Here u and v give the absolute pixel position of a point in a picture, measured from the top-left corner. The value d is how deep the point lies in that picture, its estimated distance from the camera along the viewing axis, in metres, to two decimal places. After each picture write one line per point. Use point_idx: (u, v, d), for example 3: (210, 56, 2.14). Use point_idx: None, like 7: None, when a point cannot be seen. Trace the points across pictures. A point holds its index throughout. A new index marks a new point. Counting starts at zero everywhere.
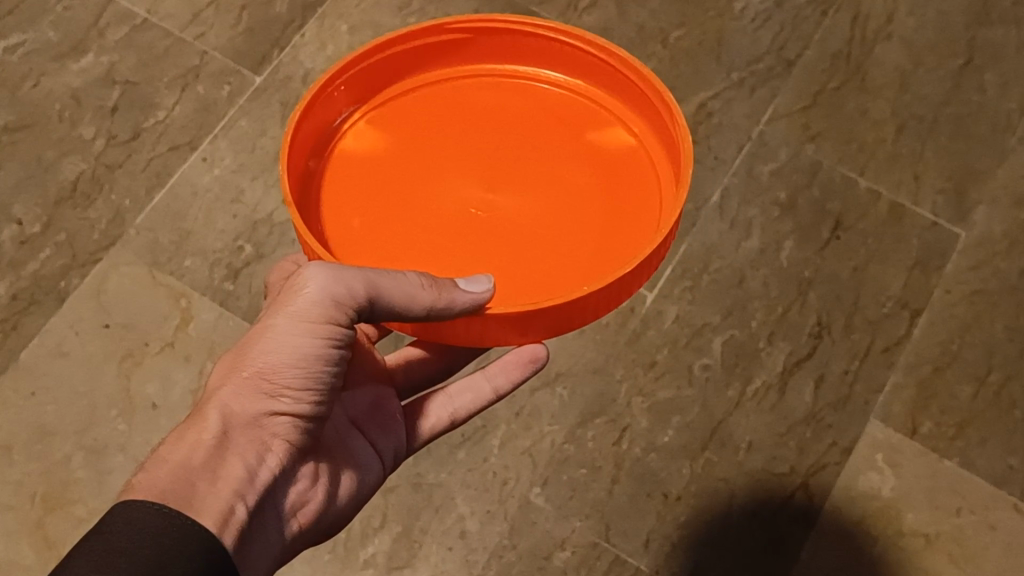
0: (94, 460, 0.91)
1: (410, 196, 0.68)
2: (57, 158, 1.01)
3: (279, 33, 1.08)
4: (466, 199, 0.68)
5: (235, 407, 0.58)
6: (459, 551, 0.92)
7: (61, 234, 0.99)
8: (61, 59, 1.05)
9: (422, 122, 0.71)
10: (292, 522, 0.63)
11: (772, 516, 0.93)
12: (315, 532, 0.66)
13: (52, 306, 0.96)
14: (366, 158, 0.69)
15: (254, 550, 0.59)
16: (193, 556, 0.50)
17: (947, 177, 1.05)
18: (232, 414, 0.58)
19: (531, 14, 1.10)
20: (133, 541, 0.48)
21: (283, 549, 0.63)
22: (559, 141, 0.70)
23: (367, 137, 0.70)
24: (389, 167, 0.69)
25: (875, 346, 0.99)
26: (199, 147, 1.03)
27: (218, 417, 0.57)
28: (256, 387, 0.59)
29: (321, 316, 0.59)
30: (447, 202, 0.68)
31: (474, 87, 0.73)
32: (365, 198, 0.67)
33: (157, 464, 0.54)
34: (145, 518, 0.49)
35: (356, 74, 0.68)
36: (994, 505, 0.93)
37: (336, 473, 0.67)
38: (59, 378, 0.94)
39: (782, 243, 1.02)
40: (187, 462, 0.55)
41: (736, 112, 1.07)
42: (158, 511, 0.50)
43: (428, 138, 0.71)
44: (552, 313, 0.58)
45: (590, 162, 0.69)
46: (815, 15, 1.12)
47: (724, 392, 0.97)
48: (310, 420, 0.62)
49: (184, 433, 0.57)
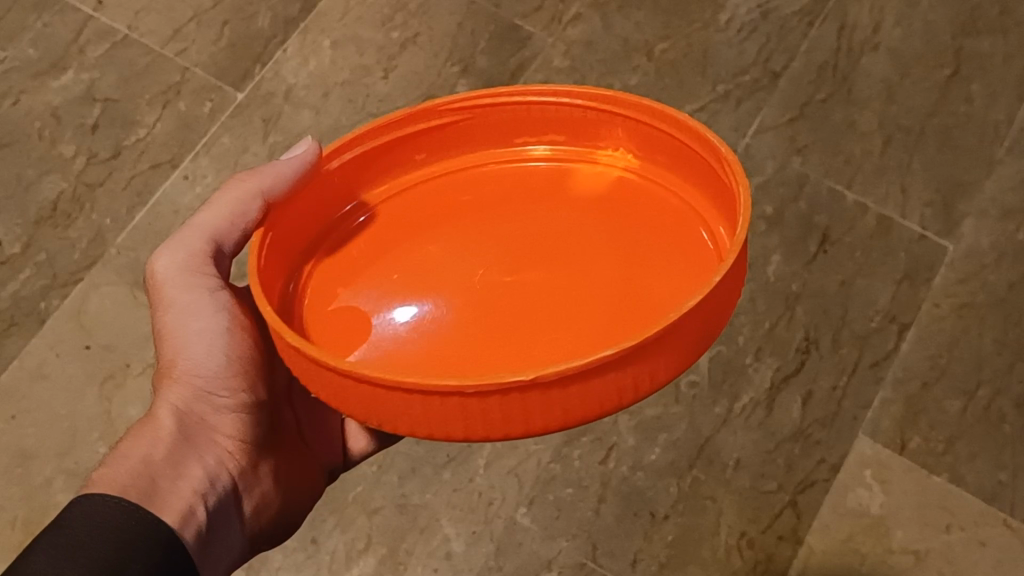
0: (75, 483, 0.91)
1: (425, 231, 0.59)
2: (37, 177, 1.00)
3: (260, 49, 1.06)
4: (478, 273, 0.56)
5: (178, 408, 0.60)
6: (445, 572, 0.92)
7: (41, 254, 0.98)
8: (41, 77, 1.04)
9: (592, 196, 0.58)
10: (260, 519, 0.64)
11: (760, 534, 0.93)
12: (280, 529, 0.67)
13: (33, 328, 0.96)
14: (512, 186, 0.60)
15: (224, 547, 0.60)
16: (154, 548, 0.49)
17: (934, 189, 1.04)
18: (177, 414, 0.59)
19: (515, 27, 1.08)
20: (91, 534, 0.47)
21: (249, 546, 0.63)
22: (610, 281, 0.53)
23: (565, 173, 0.60)
24: (504, 203, 0.59)
25: (863, 361, 0.98)
26: (181, 165, 1.02)
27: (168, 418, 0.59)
28: (190, 380, 0.60)
29: (199, 288, 0.61)
30: (461, 263, 0.56)
31: (665, 204, 0.57)
32: (437, 205, 0.60)
33: (115, 462, 0.55)
34: (104, 511, 0.48)
35: (563, 112, 0.59)
36: (983, 521, 0.93)
37: (295, 471, 0.68)
38: (40, 402, 0.94)
39: (769, 257, 1.02)
40: (145, 458, 0.55)
41: (721, 124, 1.06)
42: (117, 504, 0.49)
43: (567, 209, 0.58)
44: (320, 375, 0.45)
45: (593, 312, 0.51)
46: (801, 26, 1.10)
47: (711, 409, 0.96)
48: (255, 410, 0.63)
49: (136, 436, 0.57)
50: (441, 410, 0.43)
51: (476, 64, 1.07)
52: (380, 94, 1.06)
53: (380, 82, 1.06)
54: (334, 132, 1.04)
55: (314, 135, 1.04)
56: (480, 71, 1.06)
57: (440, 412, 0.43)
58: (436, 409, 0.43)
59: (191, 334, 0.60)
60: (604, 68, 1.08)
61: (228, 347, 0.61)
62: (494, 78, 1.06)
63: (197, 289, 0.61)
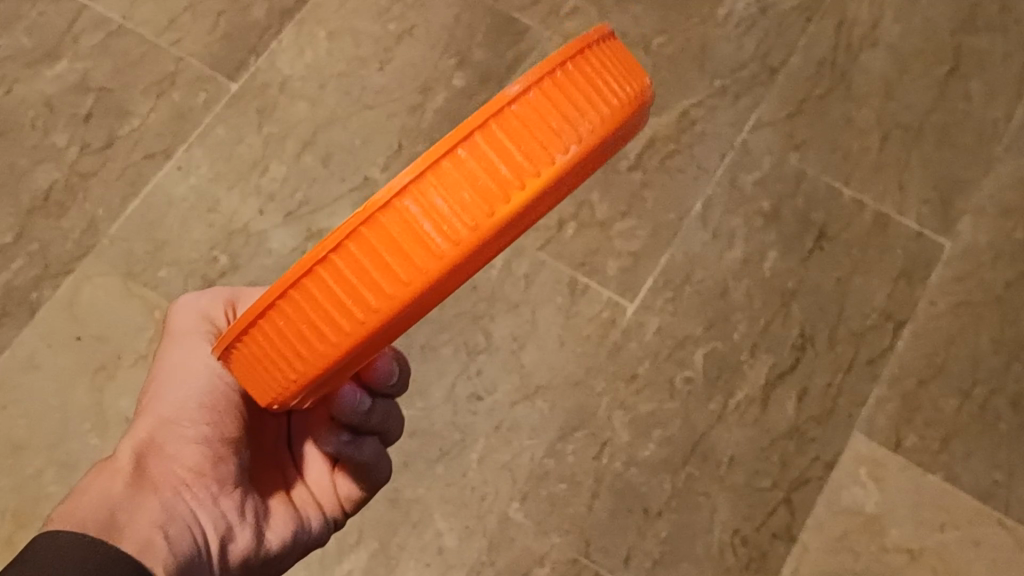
0: (66, 475, 0.91)
1: None
2: (30, 167, 0.99)
3: (255, 39, 1.05)
4: None
5: (144, 443, 0.60)
6: (436, 567, 0.91)
7: (33, 244, 0.97)
8: (35, 66, 1.03)
9: None
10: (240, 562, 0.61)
11: (754, 532, 0.92)
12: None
13: (24, 318, 0.95)
14: None
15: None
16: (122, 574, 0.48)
17: (932, 187, 1.04)
18: (141, 449, 0.60)
19: (512, 19, 1.07)
20: (55, 564, 0.46)
21: None
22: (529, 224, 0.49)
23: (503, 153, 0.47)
24: None
25: (859, 358, 0.98)
26: (174, 155, 1.01)
27: (130, 454, 0.59)
28: (162, 416, 0.61)
29: (185, 337, 0.64)
30: None
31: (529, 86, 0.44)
32: None
33: (76, 497, 0.54)
34: (67, 546, 0.47)
35: None
36: (978, 520, 0.93)
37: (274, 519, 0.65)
38: (31, 393, 0.93)
39: (765, 253, 1.01)
40: (103, 485, 0.55)
41: (719, 120, 1.05)
42: (79, 539, 0.48)
43: None
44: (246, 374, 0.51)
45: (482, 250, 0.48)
46: (800, 21, 1.09)
47: (706, 405, 0.96)
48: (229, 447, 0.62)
49: (97, 469, 0.58)
50: (346, 283, 0.45)
51: (473, 56, 1.06)
52: (376, 85, 1.05)
53: (376, 74, 1.05)
54: (329, 125, 1.03)
55: (309, 127, 1.03)
56: (476, 64, 1.05)
57: (342, 288, 0.45)
58: (340, 287, 0.45)
59: (170, 377, 0.62)
60: None
61: (202, 382, 0.62)
62: (491, 71, 1.05)
63: (184, 339, 0.64)
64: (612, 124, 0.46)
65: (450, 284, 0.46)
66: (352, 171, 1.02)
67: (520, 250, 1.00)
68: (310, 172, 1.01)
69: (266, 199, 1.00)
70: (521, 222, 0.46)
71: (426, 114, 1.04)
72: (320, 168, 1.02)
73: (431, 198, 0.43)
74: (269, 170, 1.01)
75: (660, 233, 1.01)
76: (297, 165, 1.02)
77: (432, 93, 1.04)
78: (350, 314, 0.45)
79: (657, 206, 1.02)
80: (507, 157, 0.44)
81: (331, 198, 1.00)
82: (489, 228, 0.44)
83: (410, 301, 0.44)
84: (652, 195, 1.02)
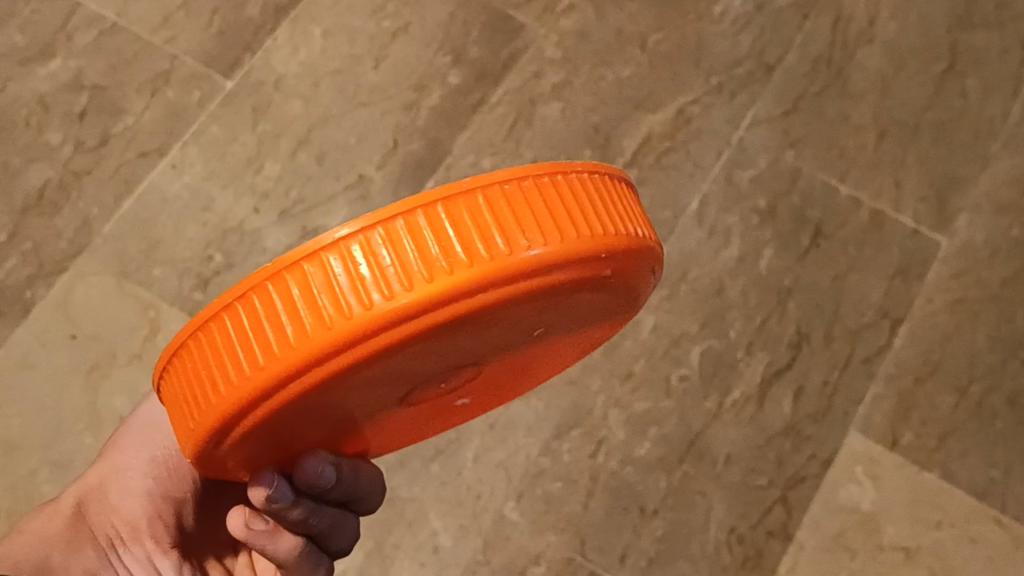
0: (61, 475, 0.91)
1: None
2: (23, 165, 0.99)
3: (250, 37, 1.05)
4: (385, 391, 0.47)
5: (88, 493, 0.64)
6: (432, 567, 0.91)
7: (27, 243, 0.96)
8: (28, 64, 1.02)
9: None
10: None
11: (750, 530, 0.92)
12: None
13: (17, 317, 0.94)
14: None
15: None
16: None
17: (928, 184, 1.03)
18: (83, 499, 0.63)
19: (507, 18, 1.07)
20: None
21: None
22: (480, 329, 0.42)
23: None
24: None
25: (855, 356, 0.98)
26: (168, 154, 1.01)
27: (70, 504, 0.63)
28: (112, 467, 0.64)
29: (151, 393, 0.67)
30: None
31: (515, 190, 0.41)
32: None
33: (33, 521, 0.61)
34: None
35: None
36: (974, 518, 0.93)
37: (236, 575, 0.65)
38: (25, 392, 0.93)
39: (761, 250, 1.01)
40: (29, 532, 0.60)
41: (715, 117, 1.05)
42: None
43: None
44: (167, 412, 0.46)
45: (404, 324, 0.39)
46: (796, 18, 1.09)
47: (701, 403, 0.95)
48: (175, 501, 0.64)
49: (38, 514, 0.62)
50: (247, 329, 0.41)
51: (468, 54, 1.06)
52: (371, 83, 1.04)
53: (371, 72, 1.05)
54: (323, 123, 1.03)
55: (304, 125, 1.03)
56: (472, 61, 1.05)
57: (241, 339, 0.41)
58: (241, 331, 0.41)
59: (131, 429, 0.66)
60: (596, 60, 1.07)
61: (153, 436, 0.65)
62: (486, 69, 1.05)
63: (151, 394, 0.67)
64: (592, 256, 0.42)
65: (359, 369, 0.40)
66: (347, 170, 1.01)
67: None
68: (305, 171, 1.01)
69: (260, 198, 1.00)
70: (459, 327, 0.41)
71: (421, 112, 1.03)
72: (315, 166, 1.01)
73: (356, 257, 0.40)
74: (263, 169, 1.01)
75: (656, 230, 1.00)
76: (291, 163, 1.01)
77: (427, 91, 1.04)
78: (252, 362, 0.41)
79: (653, 203, 1.01)
80: (450, 241, 0.40)
81: (326, 197, 1.00)
82: (409, 304, 0.39)
83: (303, 362, 0.40)
84: (647, 192, 1.02)
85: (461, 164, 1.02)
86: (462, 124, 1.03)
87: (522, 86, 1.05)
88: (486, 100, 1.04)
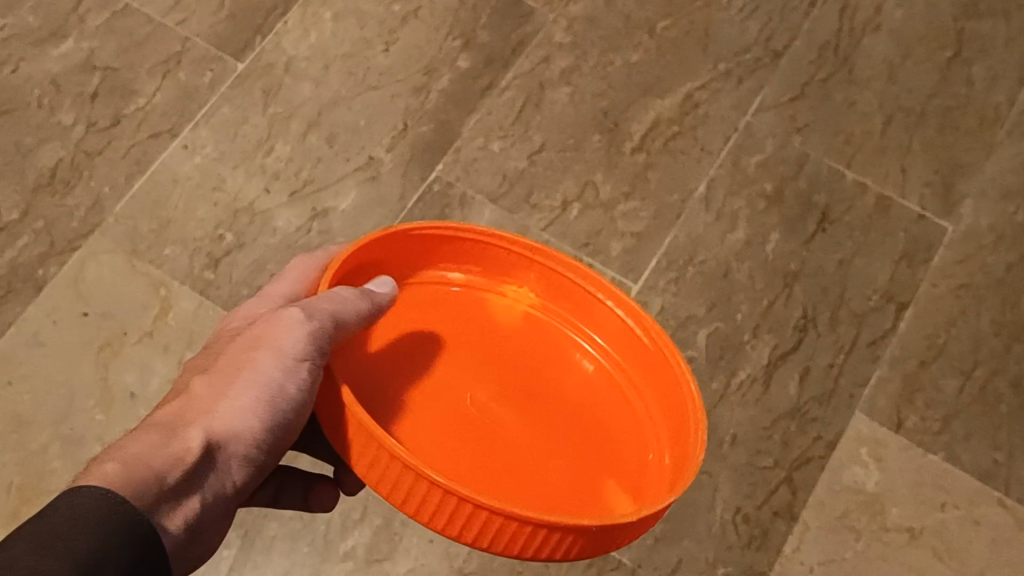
0: (71, 450, 0.91)
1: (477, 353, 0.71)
2: (36, 145, 1.00)
3: (261, 20, 1.06)
4: (468, 399, 0.68)
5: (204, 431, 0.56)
6: (440, 544, 0.91)
7: (39, 221, 0.97)
8: (42, 45, 1.03)
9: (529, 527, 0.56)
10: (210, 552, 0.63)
11: (756, 510, 0.93)
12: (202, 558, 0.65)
13: (29, 294, 0.95)
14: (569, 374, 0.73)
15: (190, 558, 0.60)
16: (128, 544, 0.47)
17: (934, 169, 1.04)
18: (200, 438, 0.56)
19: (517, 3, 1.09)
20: (72, 524, 0.45)
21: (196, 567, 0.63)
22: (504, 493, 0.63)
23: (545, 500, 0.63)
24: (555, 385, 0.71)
25: (860, 340, 0.98)
26: (180, 134, 1.01)
27: (193, 440, 0.55)
28: (234, 414, 0.58)
29: (303, 356, 0.59)
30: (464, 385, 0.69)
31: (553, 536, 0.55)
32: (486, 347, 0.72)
33: (149, 442, 0.53)
34: (87, 505, 0.46)
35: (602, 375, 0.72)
36: (978, 499, 0.94)
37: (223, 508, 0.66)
38: (35, 368, 0.93)
39: (768, 235, 1.01)
40: (153, 459, 0.52)
41: (722, 103, 1.06)
42: (103, 497, 0.47)
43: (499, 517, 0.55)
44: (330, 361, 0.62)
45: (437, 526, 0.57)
46: (803, 5, 1.10)
47: (708, 384, 0.96)
48: (260, 465, 0.60)
49: (160, 446, 0.53)
50: (361, 442, 0.57)
51: (478, 39, 1.07)
52: (381, 67, 1.05)
53: (381, 56, 1.06)
54: (334, 105, 1.03)
55: (314, 107, 1.03)
56: (481, 46, 1.06)
57: (384, 470, 0.56)
58: (358, 445, 0.57)
59: (257, 377, 0.59)
60: (605, 45, 1.07)
61: (285, 405, 0.59)
62: (495, 54, 1.06)
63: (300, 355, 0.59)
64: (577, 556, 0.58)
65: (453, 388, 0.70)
66: (357, 151, 1.02)
67: (524, 230, 1.00)
68: (315, 152, 1.02)
69: (271, 178, 1.01)
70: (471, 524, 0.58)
71: (431, 95, 1.04)
72: (325, 148, 1.02)
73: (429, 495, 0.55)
74: (274, 150, 1.02)
75: (663, 214, 1.01)
76: (302, 145, 1.02)
77: (436, 75, 1.05)
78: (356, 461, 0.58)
79: (661, 187, 1.02)
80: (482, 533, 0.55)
81: (336, 179, 1.01)
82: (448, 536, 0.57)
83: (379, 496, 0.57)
84: (655, 176, 1.02)
85: (470, 146, 1.02)
86: (471, 107, 1.04)
87: (531, 71, 1.06)
88: (495, 84, 1.05)
